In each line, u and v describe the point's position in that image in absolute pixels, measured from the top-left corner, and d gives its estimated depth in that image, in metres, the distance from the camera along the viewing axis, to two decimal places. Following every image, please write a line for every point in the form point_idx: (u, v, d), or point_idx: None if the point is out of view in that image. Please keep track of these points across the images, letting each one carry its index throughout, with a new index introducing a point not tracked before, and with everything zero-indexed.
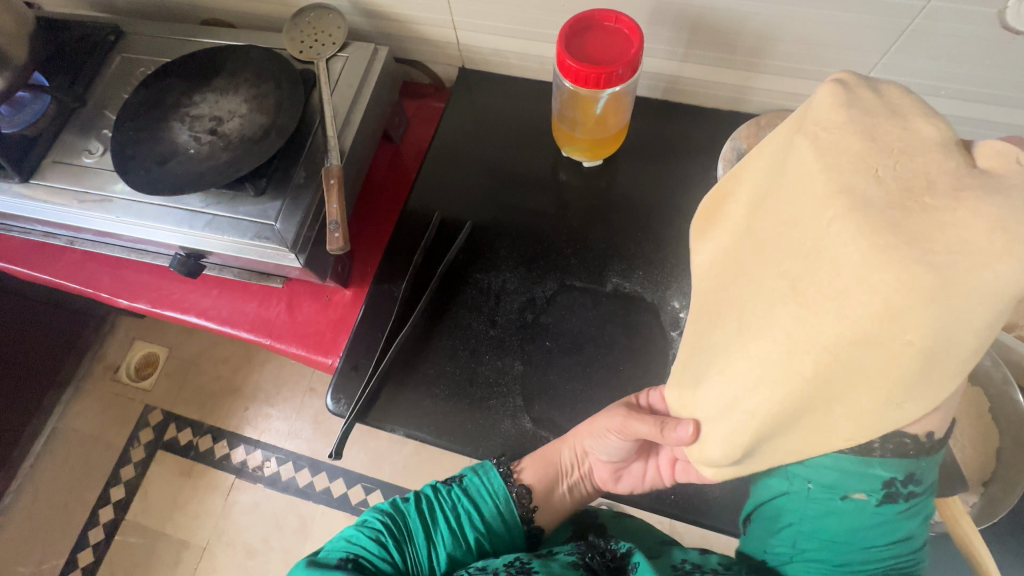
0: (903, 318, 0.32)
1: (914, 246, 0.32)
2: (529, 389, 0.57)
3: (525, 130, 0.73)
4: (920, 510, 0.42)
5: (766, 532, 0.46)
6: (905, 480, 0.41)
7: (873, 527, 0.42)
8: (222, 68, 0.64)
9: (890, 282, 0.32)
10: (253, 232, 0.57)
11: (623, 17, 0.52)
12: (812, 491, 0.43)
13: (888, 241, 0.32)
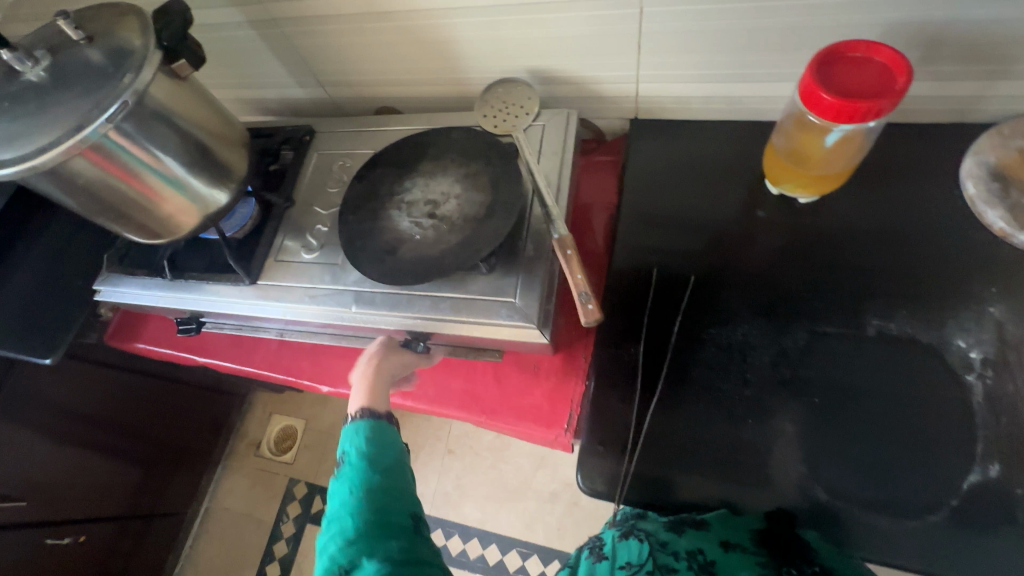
0: None
1: None
2: (807, 452, 0.52)
3: (716, 170, 0.70)
4: None
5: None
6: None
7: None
8: (426, 153, 0.65)
9: None
10: (493, 312, 0.56)
11: (885, 49, 0.48)
12: None
13: None
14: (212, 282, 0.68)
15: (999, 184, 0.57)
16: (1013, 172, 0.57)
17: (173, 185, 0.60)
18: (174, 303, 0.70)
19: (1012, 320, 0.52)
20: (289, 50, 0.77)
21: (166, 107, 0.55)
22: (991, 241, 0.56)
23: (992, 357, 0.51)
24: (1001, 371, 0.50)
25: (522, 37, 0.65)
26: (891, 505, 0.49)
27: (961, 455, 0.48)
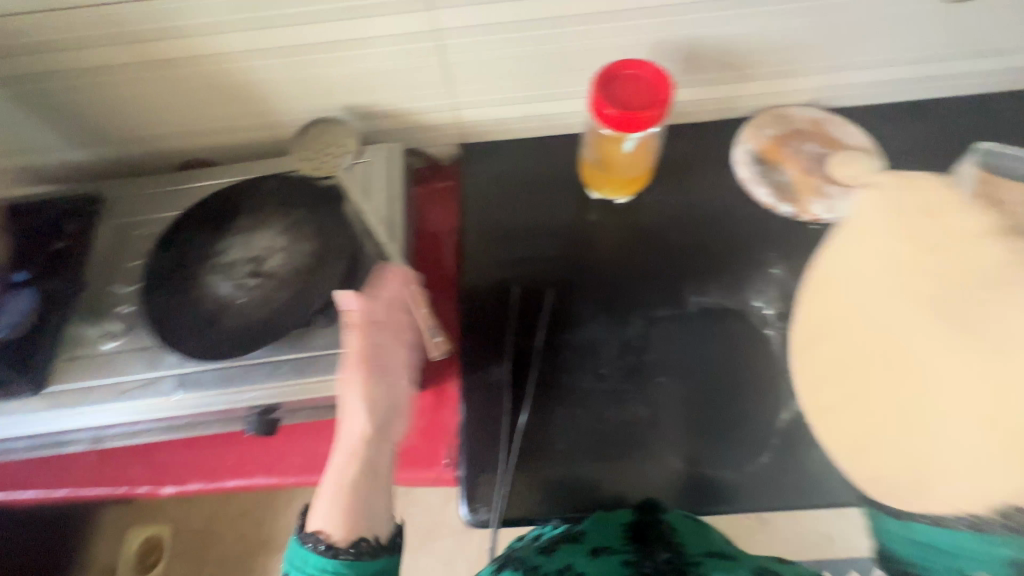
0: None
1: None
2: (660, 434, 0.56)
3: (545, 183, 0.74)
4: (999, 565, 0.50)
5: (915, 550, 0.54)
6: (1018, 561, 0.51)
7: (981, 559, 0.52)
8: (240, 207, 0.60)
9: None
10: (340, 366, 0.53)
11: (647, 65, 0.56)
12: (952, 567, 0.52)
13: None
14: None
15: (761, 165, 0.68)
16: (769, 154, 0.69)
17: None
18: None
19: (791, 276, 0.63)
20: (50, 108, 0.65)
21: None
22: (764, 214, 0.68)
23: (782, 310, 0.61)
24: (788, 321, 0.61)
25: (329, 75, 0.63)
26: (732, 458, 0.55)
27: (774, 400, 0.57)
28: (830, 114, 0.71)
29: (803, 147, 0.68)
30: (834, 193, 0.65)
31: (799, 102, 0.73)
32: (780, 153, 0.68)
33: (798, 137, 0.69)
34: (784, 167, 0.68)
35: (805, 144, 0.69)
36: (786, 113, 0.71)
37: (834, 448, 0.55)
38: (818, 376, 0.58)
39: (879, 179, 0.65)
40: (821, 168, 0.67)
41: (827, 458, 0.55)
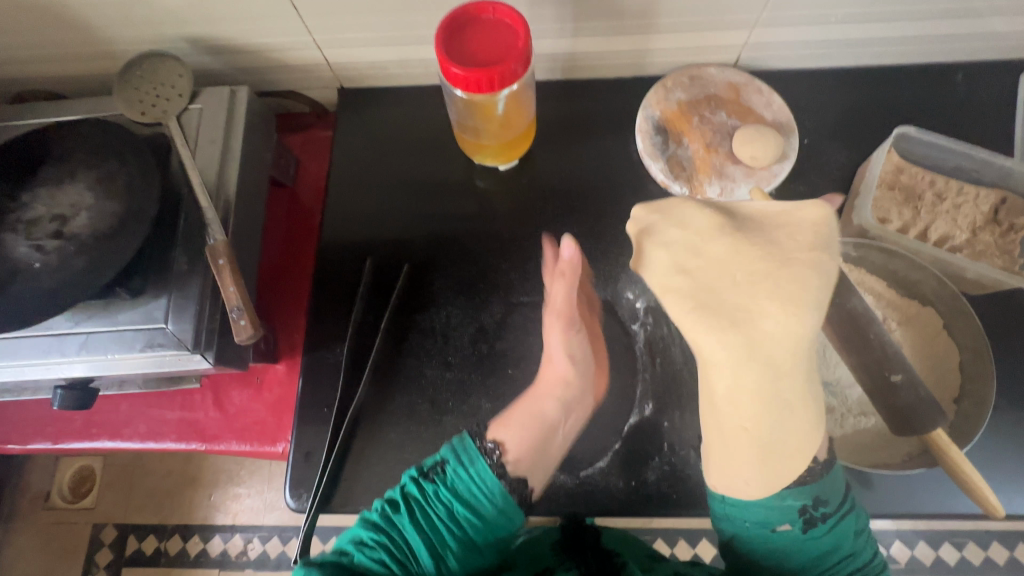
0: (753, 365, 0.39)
1: (732, 326, 0.40)
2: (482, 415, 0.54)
3: (428, 139, 0.66)
4: (844, 529, 0.44)
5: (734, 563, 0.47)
6: (815, 504, 0.43)
7: (792, 542, 0.44)
8: (48, 154, 0.53)
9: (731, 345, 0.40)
10: (143, 342, 0.48)
11: (499, 6, 0.47)
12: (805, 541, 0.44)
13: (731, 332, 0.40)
14: None
15: (661, 136, 0.60)
16: (672, 123, 0.60)
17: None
18: None
19: None
20: None
21: None
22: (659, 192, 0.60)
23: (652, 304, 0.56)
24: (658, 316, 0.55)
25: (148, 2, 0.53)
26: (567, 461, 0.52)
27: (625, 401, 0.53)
28: (752, 77, 0.61)
29: (713, 117, 0.60)
30: (734, 174, 0.58)
31: (723, 61, 0.63)
32: (685, 123, 0.60)
33: (710, 104, 0.60)
34: (685, 140, 0.60)
35: (716, 114, 0.60)
36: (703, 74, 0.61)
37: (678, 457, 0.52)
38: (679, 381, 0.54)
39: (786, 161, 0.57)
40: (726, 144, 0.59)
41: (669, 467, 0.52)
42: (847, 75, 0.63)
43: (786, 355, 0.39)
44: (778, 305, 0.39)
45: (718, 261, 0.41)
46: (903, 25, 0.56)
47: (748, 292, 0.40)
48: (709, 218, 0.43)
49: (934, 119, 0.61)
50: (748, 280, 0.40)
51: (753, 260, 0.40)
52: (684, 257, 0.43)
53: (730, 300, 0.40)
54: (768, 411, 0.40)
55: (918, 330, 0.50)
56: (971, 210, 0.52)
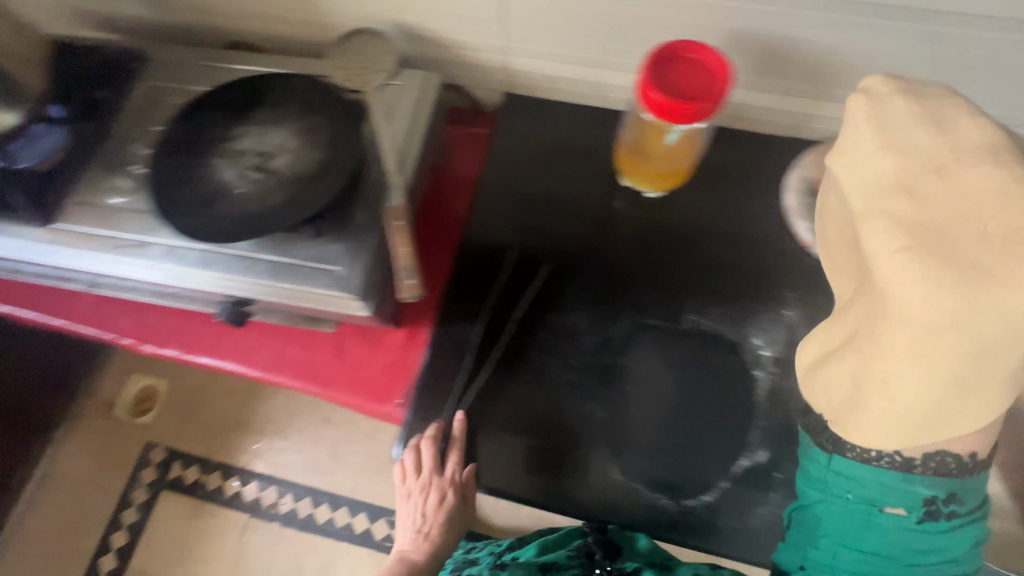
0: (956, 318, 0.38)
1: (953, 284, 0.37)
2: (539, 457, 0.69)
3: (581, 153, 0.69)
4: (965, 525, 0.44)
5: (807, 542, 0.48)
6: (948, 499, 0.43)
7: (900, 530, 0.44)
8: (265, 98, 0.59)
9: (933, 296, 0.38)
10: (314, 280, 0.53)
11: (707, 49, 0.50)
12: (901, 522, 0.44)
13: (929, 261, 0.38)
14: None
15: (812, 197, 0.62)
16: None
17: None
18: None
19: (801, 323, 0.58)
20: None
21: None
22: (798, 250, 0.62)
23: (780, 356, 0.56)
24: (784, 368, 0.56)
25: None
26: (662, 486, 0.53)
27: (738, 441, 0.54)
28: None
29: None
30: None
31: None
32: None
33: None
34: None
35: None
36: None
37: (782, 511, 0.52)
38: (795, 436, 0.54)
39: None
40: None
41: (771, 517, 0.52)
42: None
43: (996, 331, 0.38)
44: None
45: (975, 193, 0.38)
46: None
47: (1002, 250, 0.37)
48: (980, 136, 0.40)
49: None
50: (1004, 232, 0.37)
51: (1015, 207, 0.37)
52: (919, 173, 0.41)
53: (962, 248, 0.38)
54: (932, 379, 0.40)
55: None
56: None
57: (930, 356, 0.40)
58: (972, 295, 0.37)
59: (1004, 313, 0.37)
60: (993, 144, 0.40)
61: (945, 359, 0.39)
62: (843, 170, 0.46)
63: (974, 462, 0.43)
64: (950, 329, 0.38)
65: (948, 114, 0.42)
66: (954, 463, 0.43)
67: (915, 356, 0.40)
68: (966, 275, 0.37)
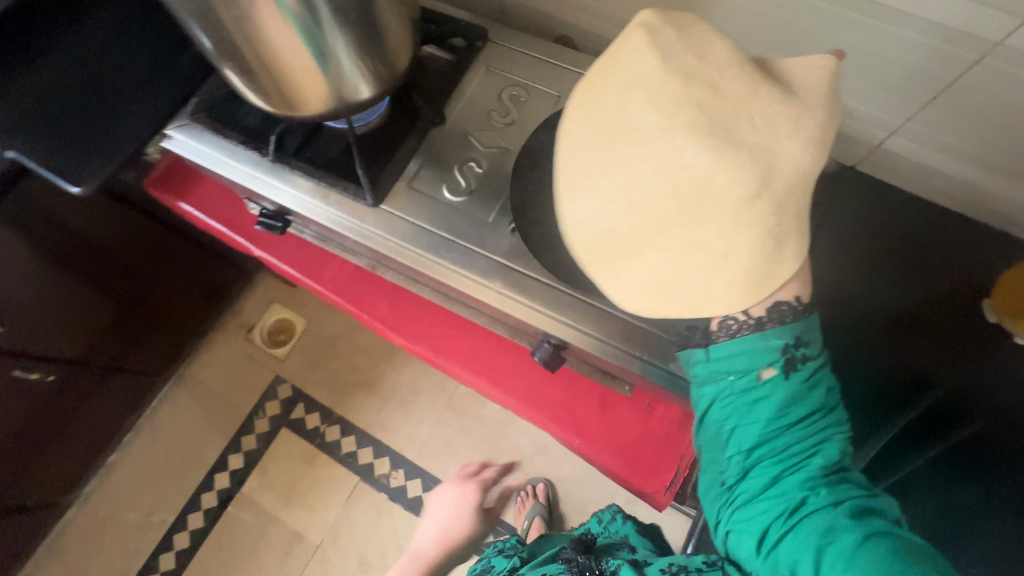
0: (735, 198, 0.34)
1: (715, 124, 0.34)
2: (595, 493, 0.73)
3: (934, 267, 0.60)
4: (818, 379, 0.41)
5: (727, 479, 0.42)
6: (797, 345, 0.40)
7: (799, 402, 0.40)
8: None
9: (716, 161, 0.33)
10: (676, 359, 0.46)
11: None
12: (795, 429, 0.41)
13: (711, 142, 0.34)
14: (321, 186, 0.55)
15: None
16: None
17: (312, 51, 0.45)
18: (263, 187, 0.57)
19: None
20: None
21: None
22: None
23: None
24: None
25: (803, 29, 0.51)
26: None
27: None
28: None
29: None
30: None
31: None
32: None
33: None
34: None
35: None
36: None
37: None
38: None
39: None
40: None
41: None
42: None
43: (787, 187, 0.34)
44: (789, 144, 0.33)
45: (729, 91, 0.34)
46: None
47: (770, 133, 0.33)
48: (729, 51, 0.35)
49: None
50: (778, 131, 0.33)
51: (769, 104, 0.34)
52: (702, 84, 0.34)
53: (739, 127, 0.33)
54: (751, 254, 0.36)
55: None
56: None
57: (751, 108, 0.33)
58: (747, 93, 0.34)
59: (770, 114, 0.33)
60: (788, 76, 0.35)
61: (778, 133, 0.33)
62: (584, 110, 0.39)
63: (803, 306, 0.40)
64: (724, 193, 0.34)
65: (697, 34, 0.36)
66: (789, 309, 0.39)
67: (750, 116, 0.34)
68: (721, 120, 0.34)
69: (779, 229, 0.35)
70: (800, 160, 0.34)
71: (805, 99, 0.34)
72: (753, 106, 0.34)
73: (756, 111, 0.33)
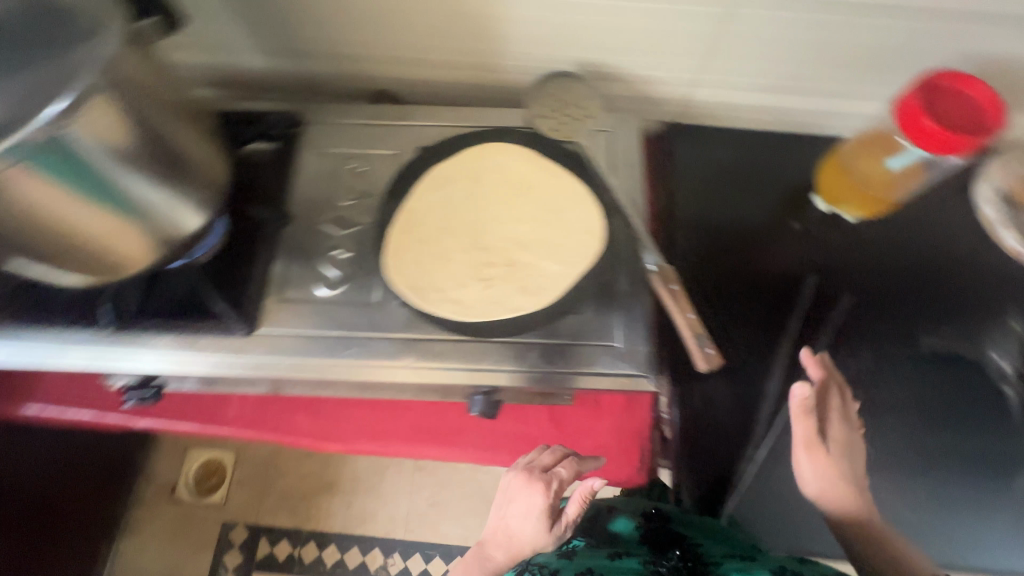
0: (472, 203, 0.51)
1: (468, 178, 0.52)
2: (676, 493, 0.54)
3: (770, 177, 0.67)
4: None
5: None
6: None
7: None
8: (476, 159, 0.53)
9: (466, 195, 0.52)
10: (597, 360, 0.47)
11: (986, 88, 0.49)
12: None
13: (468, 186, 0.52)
14: (180, 335, 0.49)
15: (1009, 207, 0.63)
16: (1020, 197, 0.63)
17: (111, 207, 0.40)
18: (113, 361, 0.50)
19: None
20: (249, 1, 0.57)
21: (131, 91, 0.37)
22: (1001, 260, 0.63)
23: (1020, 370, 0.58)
24: None
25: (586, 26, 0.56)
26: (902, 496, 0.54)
27: (1006, 463, 0.54)
28: None
29: None
30: None
31: None
32: None
33: None
34: None
35: None
36: None
37: None
38: None
39: None
40: None
41: None
42: None
43: (511, 196, 0.52)
44: (505, 174, 0.53)
45: (485, 162, 0.53)
46: None
47: (497, 174, 0.53)
48: (500, 145, 0.54)
49: None
50: (486, 175, 0.53)
51: (493, 163, 0.53)
52: (472, 160, 0.53)
53: (482, 177, 0.53)
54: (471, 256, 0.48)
55: None
56: None
57: (493, 169, 0.53)
58: (494, 158, 0.53)
59: (494, 167, 0.53)
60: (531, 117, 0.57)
61: (513, 176, 0.53)
62: (477, 173, 0.53)
63: None
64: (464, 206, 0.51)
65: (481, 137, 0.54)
66: None
67: (486, 172, 0.53)
68: (470, 177, 0.53)
69: (504, 218, 0.51)
70: (503, 178, 0.53)
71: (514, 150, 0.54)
72: (487, 166, 0.53)
73: (486, 170, 0.53)
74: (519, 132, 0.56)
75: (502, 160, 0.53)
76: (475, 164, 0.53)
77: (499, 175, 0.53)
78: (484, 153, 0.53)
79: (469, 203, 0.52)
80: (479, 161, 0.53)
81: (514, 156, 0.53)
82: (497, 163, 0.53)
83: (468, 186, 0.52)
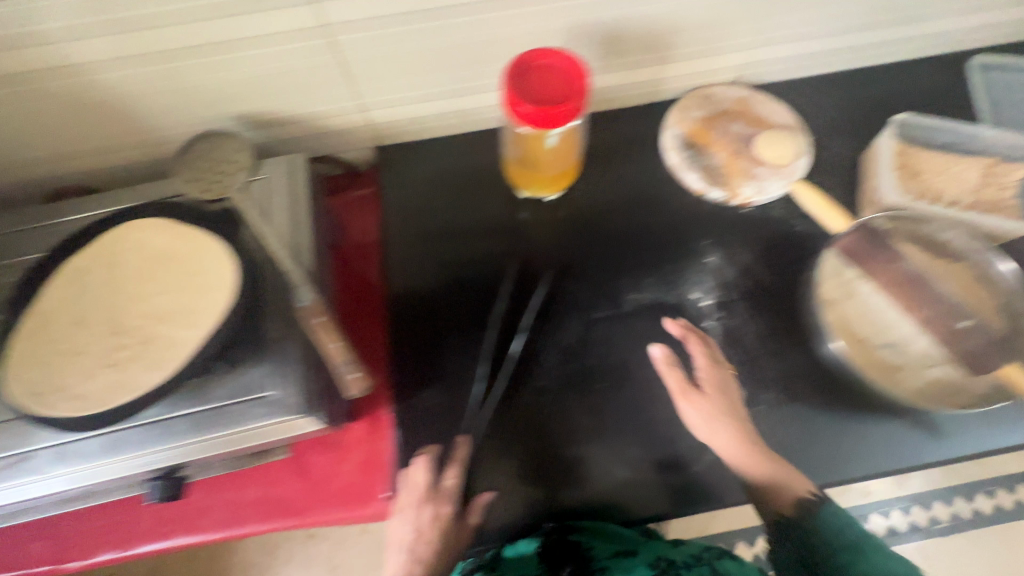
0: (108, 287, 0.50)
1: (102, 263, 0.51)
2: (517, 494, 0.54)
3: (473, 177, 0.69)
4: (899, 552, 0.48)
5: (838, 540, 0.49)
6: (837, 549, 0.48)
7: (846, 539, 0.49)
8: (115, 241, 0.52)
9: (102, 281, 0.50)
10: (245, 415, 0.47)
11: (562, 56, 0.51)
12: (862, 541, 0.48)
13: (104, 270, 0.51)
14: None
15: (690, 149, 0.65)
16: (697, 138, 0.66)
17: None
18: None
19: (726, 264, 0.61)
20: None
21: None
22: (695, 200, 0.65)
23: (719, 301, 0.60)
24: (729, 310, 0.59)
25: (207, 84, 0.55)
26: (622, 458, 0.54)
27: (713, 394, 0.56)
28: (755, 92, 0.68)
29: (730, 129, 0.66)
30: (761, 174, 0.63)
31: (725, 80, 0.70)
32: (708, 136, 0.66)
33: (725, 118, 0.67)
34: (712, 151, 0.65)
35: (733, 126, 0.67)
36: (714, 93, 0.68)
37: (775, 438, 0.55)
38: (759, 368, 0.57)
39: (805, 158, 0.63)
40: (748, 150, 0.65)
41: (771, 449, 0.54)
42: (828, 80, 0.71)
43: (148, 270, 0.50)
44: (142, 249, 0.51)
45: (121, 241, 0.52)
46: (865, 34, 0.65)
47: (136, 250, 0.51)
48: (137, 220, 0.53)
49: (915, 106, 0.69)
50: (123, 255, 0.51)
51: (130, 241, 0.52)
52: (106, 242, 0.52)
53: (119, 258, 0.51)
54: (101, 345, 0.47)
55: (954, 285, 0.56)
56: (970, 176, 0.61)
57: (130, 246, 0.52)
58: (132, 235, 0.52)
59: (131, 245, 0.52)
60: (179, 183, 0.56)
61: (151, 249, 0.52)
62: (113, 254, 0.51)
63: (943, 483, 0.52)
64: (99, 293, 0.50)
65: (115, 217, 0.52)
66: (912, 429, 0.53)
67: (124, 250, 0.51)
68: (105, 260, 0.51)
69: (142, 295, 0.50)
70: (140, 254, 0.51)
71: (149, 219, 0.53)
72: (124, 245, 0.52)
73: (124, 249, 0.52)
74: (167, 202, 0.55)
75: (139, 235, 0.52)
76: (111, 246, 0.52)
77: (137, 251, 0.51)
78: (119, 232, 0.52)
79: (106, 288, 0.50)
80: (113, 242, 0.52)
81: (150, 227, 0.52)
82: (133, 238, 0.52)
83: (101, 270, 0.51)
